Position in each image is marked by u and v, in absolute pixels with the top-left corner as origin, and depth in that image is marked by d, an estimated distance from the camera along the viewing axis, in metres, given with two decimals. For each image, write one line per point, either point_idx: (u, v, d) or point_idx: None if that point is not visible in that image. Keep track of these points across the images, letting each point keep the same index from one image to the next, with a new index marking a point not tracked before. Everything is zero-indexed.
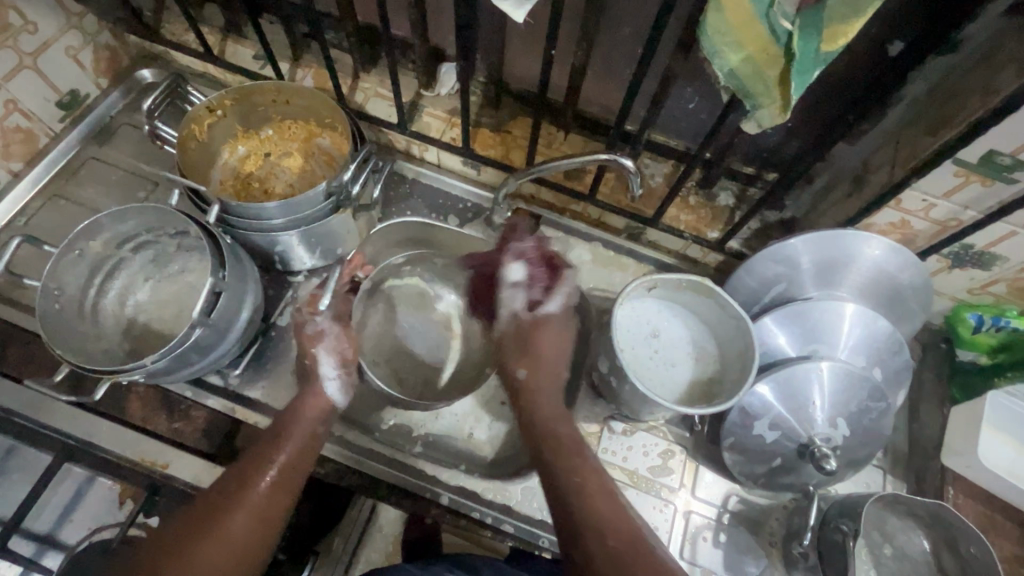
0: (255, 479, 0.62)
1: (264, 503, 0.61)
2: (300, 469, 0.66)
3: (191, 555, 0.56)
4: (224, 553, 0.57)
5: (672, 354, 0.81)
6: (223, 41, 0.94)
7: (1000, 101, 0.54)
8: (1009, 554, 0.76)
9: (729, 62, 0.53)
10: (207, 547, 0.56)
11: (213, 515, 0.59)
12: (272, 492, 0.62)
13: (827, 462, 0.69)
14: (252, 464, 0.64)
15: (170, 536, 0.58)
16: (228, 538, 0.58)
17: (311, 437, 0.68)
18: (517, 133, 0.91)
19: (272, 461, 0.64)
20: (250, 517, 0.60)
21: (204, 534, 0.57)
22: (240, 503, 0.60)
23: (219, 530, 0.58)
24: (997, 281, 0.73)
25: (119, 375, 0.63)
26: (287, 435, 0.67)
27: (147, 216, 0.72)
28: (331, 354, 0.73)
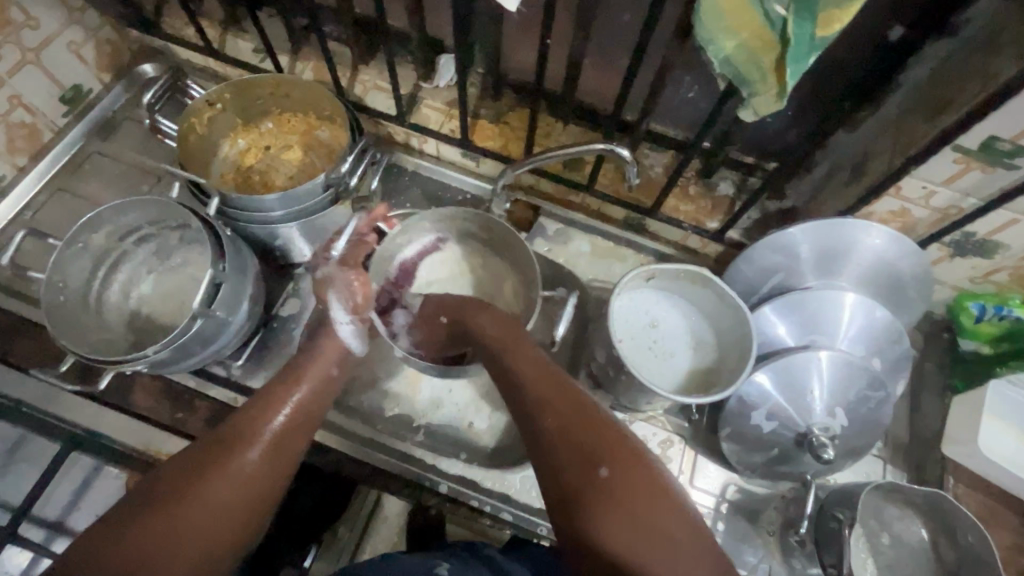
0: (268, 416, 0.62)
1: (276, 442, 0.61)
2: (312, 409, 0.66)
3: (205, 484, 0.55)
4: (235, 492, 0.56)
5: (669, 343, 0.81)
6: (222, 35, 0.94)
7: (1001, 85, 0.53)
8: (1009, 543, 0.75)
9: (723, 49, 0.53)
10: (220, 483, 0.56)
11: (228, 446, 0.58)
12: (284, 432, 0.62)
13: (824, 451, 0.69)
14: (267, 402, 0.63)
15: (178, 465, 0.57)
16: (242, 473, 0.57)
17: (325, 377, 0.68)
18: (516, 124, 0.91)
19: (286, 399, 0.64)
20: (263, 455, 0.59)
21: (220, 466, 0.57)
22: (253, 437, 0.60)
23: (234, 464, 0.57)
24: (999, 269, 0.73)
25: (121, 366, 0.65)
26: (303, 374, 0.67)
27: (148, 209, 0.73)
28: (342, 301, 0.72)
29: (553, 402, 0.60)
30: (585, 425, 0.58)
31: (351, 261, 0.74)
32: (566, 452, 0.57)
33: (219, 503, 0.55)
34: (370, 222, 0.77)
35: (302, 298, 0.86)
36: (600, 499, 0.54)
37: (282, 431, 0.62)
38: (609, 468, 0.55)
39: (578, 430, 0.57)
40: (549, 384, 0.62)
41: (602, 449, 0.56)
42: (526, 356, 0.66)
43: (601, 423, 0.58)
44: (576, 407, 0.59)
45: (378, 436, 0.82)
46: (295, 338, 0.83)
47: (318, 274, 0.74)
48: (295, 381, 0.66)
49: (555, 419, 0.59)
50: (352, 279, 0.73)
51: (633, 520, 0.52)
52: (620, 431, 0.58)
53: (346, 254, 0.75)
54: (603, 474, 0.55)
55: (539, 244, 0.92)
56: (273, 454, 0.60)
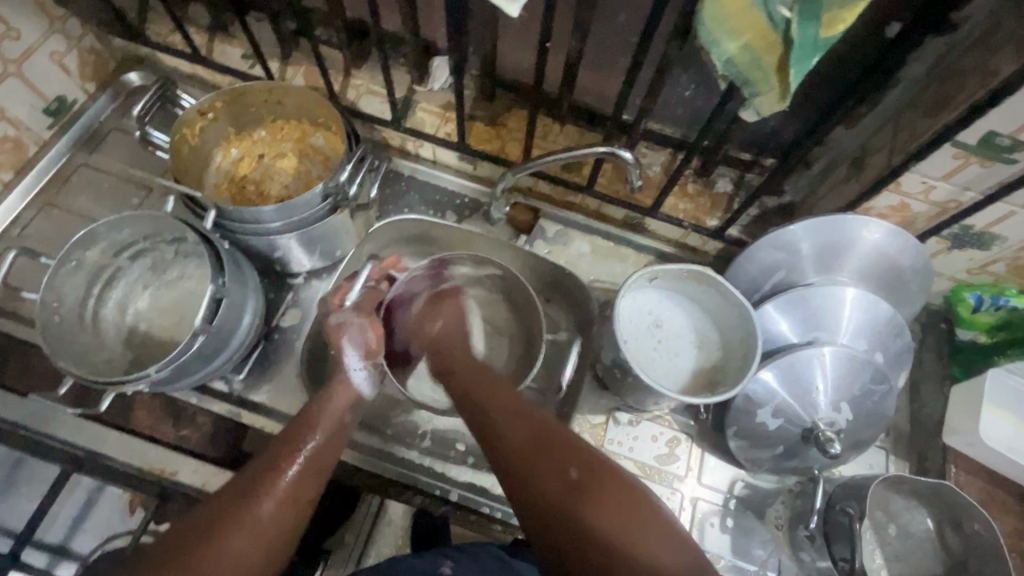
0: (285, 465, 0.60)
1: (293, 494, 0.58)
2: (327, 459, 0.64)
3: (221, 542, 0.53)
4: (252, 545, 0.54)
5: (667, 336, 0.81)
6: (210, 40, 0.92)
7: (1000, 81, 0.54)
8: (1012, 529, 0.77)
9: (726, 51, 0.53)
10: (235, 536, 0.53)
11: (243, 499, 0.56)
12: (300, 482, 0.60)
13: (831, 446, 0.69)
14: (281, 451, 0.61)
15: (191, 527, 0.54)
16: (257, 529, 0.55)
17: (340, 421, 0.67)
18: (513, 126, 0.90)
19: (300, 449, 0.62)
20: (281, 505, 0.57)
21: (235, 520, 0.54)
22: (268, 492, 0.57)
23: (250, 520, 0.55)
24: (996, 261, 0.74)
25: (122, 386, 0.63)
26: (316, 422, 0.65)
27: (142, 223, 0.71)
28: (358, 346, 0.72)
29: (502, 419, 0.62)
30: (542, 444, 0.58)
31: (368, 308, 0.74)
32: (538, 476, 0.56)
33: (233, 560, 0.52)
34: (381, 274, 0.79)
35: (302, 308, 0.85)
36: (579, 502, 0.53)
37: (299, 480, 0.60)
38: (578, 470, 0.56)
39: (543, 450, 0.58)
40: (513, 413, 0.63)
41: (564, 450, 0.57)
42: (496, 390, 0.66)
43: (558, 434, 0.59)
44: (543, 435, 0.59)
45: (385, 445, 0.81)
46: (297, 349, 0.82)
47: (332, 319, 0.72)
48: (310, 430, 0.64)
49: (514, 458, 0.59)
50: (368, 324, 0.73)
51: (611, 514, 0.52)
52: (577, 437, 0.59)
53: (359, 301, 0.75)
54: (572, 476, 0.55)
55: (540, 246, 0.92)
56: (291, 503, 0.58)
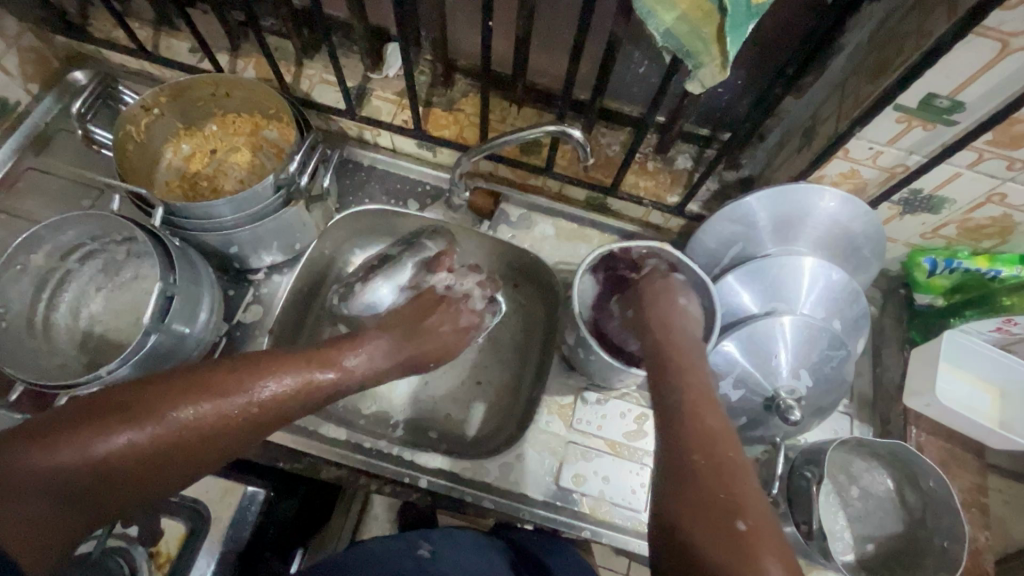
0: (242, 389, 0.59)
1: (234, 417, 0.58)
2: (294, 404, 0.62)
3: (147, 419, 0.53)
4: (175, 444, 0.54)
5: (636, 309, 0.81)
6: (155, 35, 0.90)
7: (933, 42, 0.54)
8: (969, 485, 0.79)
9: (663, 21, 0.53)
10: (163, 425, 0.53)
11: (188, 394, 0.56)
12: (251, 413, 0.59)
13: (791, 414, 0.71)
14: (254, 371, 0.61)
15: (136, 391, 0.55)
16: (179, 429, 0.54)
17: (324, 380, 0.65)
18: (469, 110, 0.89)
19: (272, 383, 0.61)
20: (218, 419, 0.57)
21: (166, 411, 0.54)
22: (208, 393, 0.57)
23: (177, 416, 0.54)
24: (947, 224, 0.75)
25: (74, 390, 0.62)
26: (303, 364, 0.64)
27: (89, 224, 0.70)
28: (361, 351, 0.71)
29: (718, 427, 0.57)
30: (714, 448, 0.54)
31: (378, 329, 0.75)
32: (696, 498, 0.50)
33: (147, 445, 0.52)
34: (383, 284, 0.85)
35: (264, 304, 0.84)
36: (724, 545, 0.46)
37: (254, 408, 0.59)
38: (744, 520, 0.48)
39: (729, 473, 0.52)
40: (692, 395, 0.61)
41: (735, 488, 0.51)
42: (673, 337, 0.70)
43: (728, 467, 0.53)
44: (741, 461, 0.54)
45: (350, 436, 0.78)
46: (260, 345, 0.81)
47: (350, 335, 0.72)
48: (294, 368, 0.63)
49: (679, 473, 0.53)
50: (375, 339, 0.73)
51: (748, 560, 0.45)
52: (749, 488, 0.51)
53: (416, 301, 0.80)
54: (741, 526, 0.47)
55: (503, 232, 0.91)
56: (232, 422, 0.58)
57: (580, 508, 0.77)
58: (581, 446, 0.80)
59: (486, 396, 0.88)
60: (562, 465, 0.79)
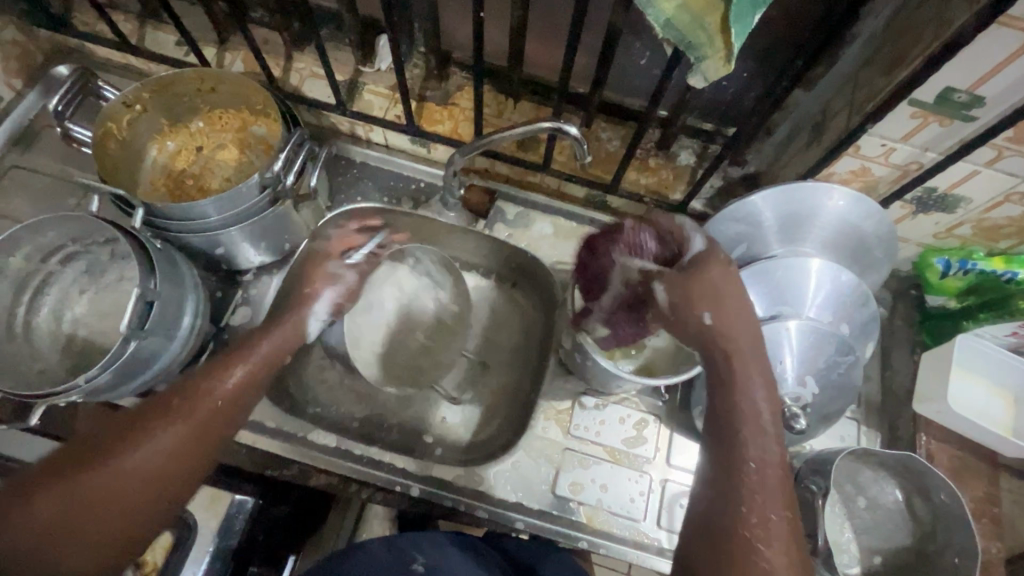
0: (191, 402, 0.57)
1: (195, 431, 0.56)
2: (242, 401, 0.60)
3: (117, 458, 0.52)
4: (137, 476, 0.52)
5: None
6: (141, 28, 0.87)
7: (953, 32, 0.51)
8: (981, 495, 0.76)
9: (663, 12, 0.50)
10: (118, 461, 0.52)
11: (142, 426, 0.54)
12: (210, 421, 0.57)
13: (796, 422, 0.68)
14: (199, 381, 0.58)
15: (95, 439, 0.54)
16: (152, 455, 0.53)
17: (259, 364, 0.63)
18: (465, 105, 0.86)
19: (219, 384, 0.59)
20: (179, 438, 0.55)
21: (120, 448, 0.53)
22: (162, 419, 0.55)
23: (146, 445, 0.53)
24: (962, 224, 0.72)
25: (53, 397, 0.60)
26: (245, 356, 0.62)
27: (68, 225, 0.68)
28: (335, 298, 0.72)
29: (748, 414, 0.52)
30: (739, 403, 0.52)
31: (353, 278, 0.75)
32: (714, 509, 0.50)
33: (122, 482, 0.51)
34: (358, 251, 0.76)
35: (253, 305, 0.82)
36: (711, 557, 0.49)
37: (210, 417, 0.57)
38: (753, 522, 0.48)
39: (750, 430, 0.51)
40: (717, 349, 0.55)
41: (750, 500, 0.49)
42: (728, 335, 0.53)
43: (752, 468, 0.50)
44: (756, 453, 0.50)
45: (341, 442, 0.76)
46: None
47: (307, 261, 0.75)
48: (235, 363, 0.61)
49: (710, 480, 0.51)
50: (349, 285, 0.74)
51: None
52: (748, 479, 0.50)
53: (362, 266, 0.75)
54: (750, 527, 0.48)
55: (500, 230, 0.88)
56: (193, 435, 0.56)
57: (577, 518, 0.75)
58: (578, 453, 0.78)
59: (482, 400, 0.85)
60: (558, 473, 0.77)
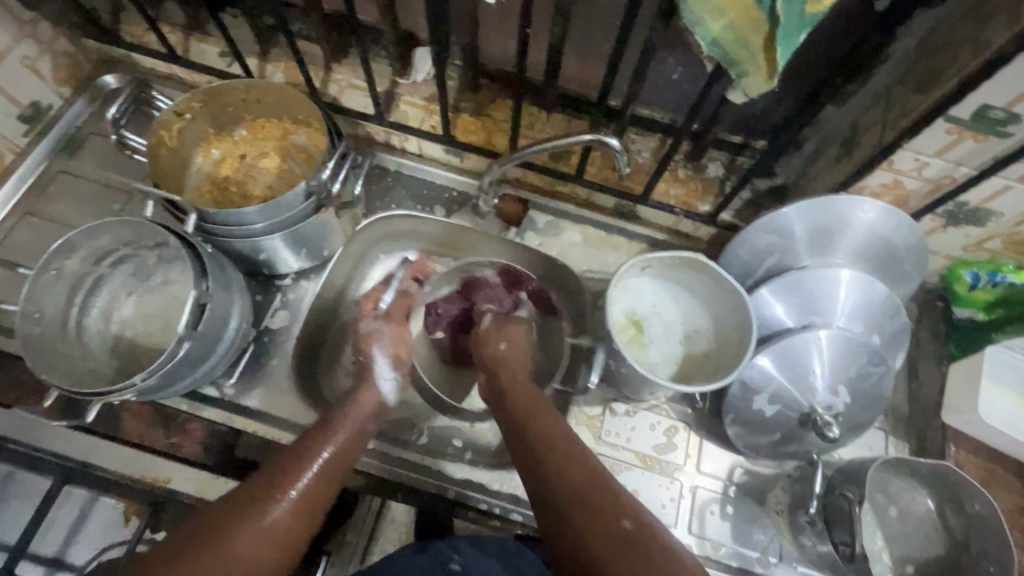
0: (300, 474, 0.60)
1: (306, 498, 0.59)
2: (340, 467, 0.65)
3: (237, 537, 0.53)
4: (262, 551, 0.54)
5: (648, 325, 0.80)
6: (185, 40, 0.90)
7: (992, 52, 0.52)
8: (1012, 506, 0.77)
9: (710, 31, 0.51)
10: (246, 535, 0.53)
11: (257, 502, 0.56)
12: (316, 487, 0.61)
13: (829, 431, 0.69)
14: (301, 454, 0.63)
15: (211, 521, 0.53)
16: (274, 530, 0.55)
17: (351, 434, 0.68)
18: (499, 117, 0.88)
19: (317, 454, 0.63)
20: (295, 511, 0.58)
21: (248, 522, 0.54)
22: (279, 492, 0.58)
23: (266, 520, 0.55)
24: (992, 237, 0.73)
25: (108, 397, 0.62)
26: (336, 428, 0.67)
27: (122, 230, 0.70)
28: (387, 355, 0.78)
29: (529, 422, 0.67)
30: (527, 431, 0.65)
31: (397, 317, 0.82)
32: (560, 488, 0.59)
33: (246, 559, 0.52)
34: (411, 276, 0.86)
35: (291, 309, 0.84)
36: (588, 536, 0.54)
37: (317, 485, 0.61)
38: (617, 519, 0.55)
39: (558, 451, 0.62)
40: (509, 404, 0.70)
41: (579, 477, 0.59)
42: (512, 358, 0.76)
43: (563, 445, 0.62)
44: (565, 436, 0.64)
45: (379, 445, 0.80)
46: (288, 350, 0.81)
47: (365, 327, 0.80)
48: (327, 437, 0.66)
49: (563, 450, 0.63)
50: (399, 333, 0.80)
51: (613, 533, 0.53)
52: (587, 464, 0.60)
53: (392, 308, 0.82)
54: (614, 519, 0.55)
55: (530, 238, 0.90)
56: (305, 508, 0.59)
57: None
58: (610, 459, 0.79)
59: None
60: None
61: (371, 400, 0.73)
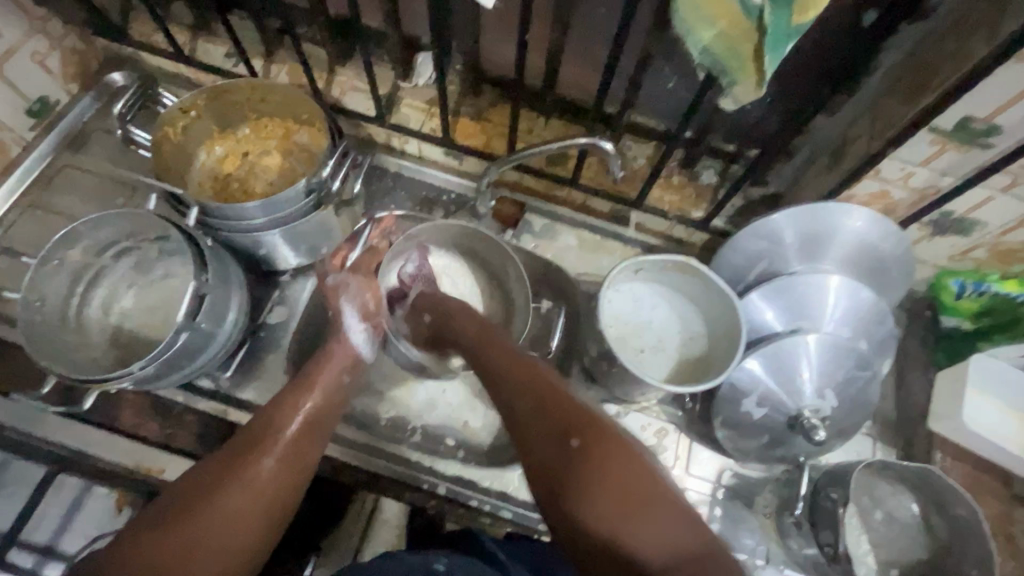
0: (282, 427, 0.62)
1: (291, 450, 0.61)
2: (324, 419, 0.66)
3: (221, 495, 0.55)
4: (248, 503, 0.56)
5: (641, 340, 0.81)
6: (193, 40, 0.92)
7: (973, 67, 0.54)
8: (997, 513, 0.77)
9: (701, 39, 0.53)
10: (232, 492, 0.55)
11: (244, 458, 0.58)
12: (301, 438, 0.62)
13: (816, 433, 0.70)
14: (283, 408, 0.64)
15: (196, 485, 0.56)
16: (256, 483, 0.57)
17: (331, 385, 0.68)
18: (497, 121, 0.90)
19: (300, 406, 0.65)
20: (280, 461, 0.59)
21: (236, 475, 0.57)
22: (262, 448, 0.59)
23: (250, 475, 0.57)
24: (977, 246, 0.74)
25: (106, 384, 0.63)
26: (316, 380, 0.68)
27: (125, 222, 0.71)
28: (354, 304, 0.75)
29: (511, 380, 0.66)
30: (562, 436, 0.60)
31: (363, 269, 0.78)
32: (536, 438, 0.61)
33: (231, 513, 0.55)
34: (381, 234, 0.82)
35: (289, 305, 0.85)
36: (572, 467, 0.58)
37: (300, 435, 0.62)
38: (577, 439, 0.59)
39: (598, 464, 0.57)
40: (529, 401, 0.64)
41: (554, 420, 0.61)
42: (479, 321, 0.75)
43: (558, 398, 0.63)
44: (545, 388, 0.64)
45: (373, 441, 0.81)
46: (285, 345, 0.82)
47: (330, 279, 0.76)
48: (308, 388, 0.66)
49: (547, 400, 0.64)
50: (365, 284, 0.77)
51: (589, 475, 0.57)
52: (593, 412, 0.62)
53: (357, 262, 0.79)
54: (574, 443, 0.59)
55: (526, 241, 0.92)
56: (291, 457, 0.60)
57: None
58: None
59: None
60: None
61: (348, 354, 0.72)
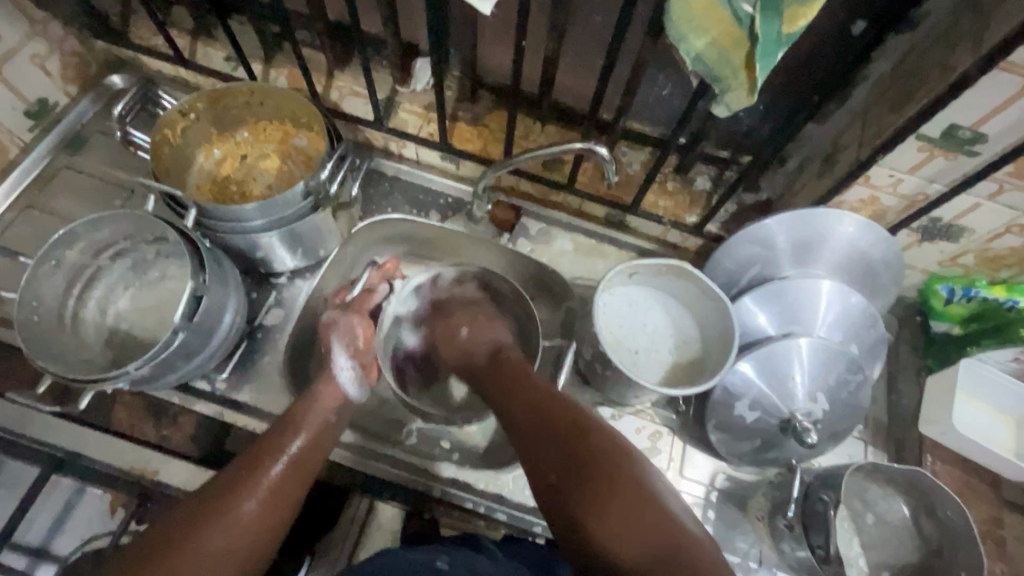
0: (265, 469, 0.61)
1: (273, 493, 0.60)
2: (310, 460, 0.65)
3: (200, 536, 0.55)
4: (227, 543, 0.56)
5: (635, 342, 0.82)
6: (193, 43, 0.93)
7: (958, 76, 0.56)
8: (986, 516, 0.78)
9: (694, 47, 0.54)
10: (212, 531, 0.56)
11: (227, 497, 0.58)
12: (285, 479, 0.62)
13: (808, 436, 0.71)
14: (270, 449, 0.64)
15: (177, 522, 0.56)
16: (237, 525, 0.57)
17: (320, 426, 0.68)
18: (494, 126, 0.91)
19: (285, 448, 0.64)
20: (262, 503, 0.59)
21: (217, 515, 0.57)
22: (245, 490, 0.59)
23: (230, 517, 0.57)
24: (965, 253, 0.76)
25: (101, 384, 0.63)
26: (303, 422, 0.67)
27: (123, 223, 0.72)
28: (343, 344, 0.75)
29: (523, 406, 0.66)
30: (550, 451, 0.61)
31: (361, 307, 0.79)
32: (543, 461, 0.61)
33: (214, 556, 0.55)
34: (381, 278, 0.82)
35: (285, 307, 0.85)
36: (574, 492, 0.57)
37: (283, 477, 0.62)
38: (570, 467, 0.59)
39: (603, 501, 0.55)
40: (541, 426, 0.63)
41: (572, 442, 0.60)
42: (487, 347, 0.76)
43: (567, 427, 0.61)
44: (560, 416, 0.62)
45: (367, 443, 0.80)
46: (280, 348, 0.82)
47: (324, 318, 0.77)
48: (295, 428, 0.66)
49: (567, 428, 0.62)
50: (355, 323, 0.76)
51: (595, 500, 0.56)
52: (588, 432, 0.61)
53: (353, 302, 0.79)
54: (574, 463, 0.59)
55: (522, 245, 0.92)
56: (272, 498, 0.60)
57: None
58: None
59: None
60: None
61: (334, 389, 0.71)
